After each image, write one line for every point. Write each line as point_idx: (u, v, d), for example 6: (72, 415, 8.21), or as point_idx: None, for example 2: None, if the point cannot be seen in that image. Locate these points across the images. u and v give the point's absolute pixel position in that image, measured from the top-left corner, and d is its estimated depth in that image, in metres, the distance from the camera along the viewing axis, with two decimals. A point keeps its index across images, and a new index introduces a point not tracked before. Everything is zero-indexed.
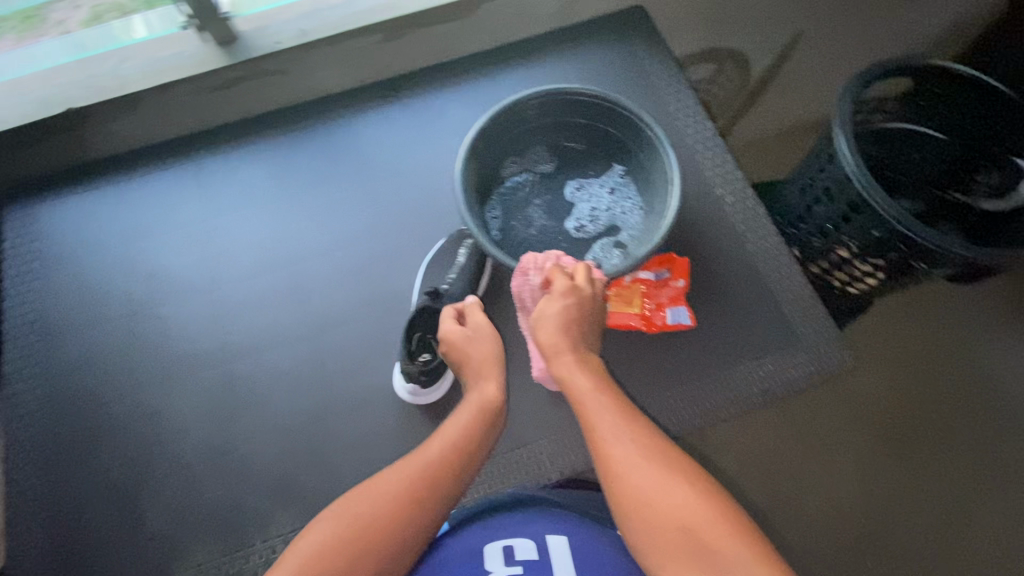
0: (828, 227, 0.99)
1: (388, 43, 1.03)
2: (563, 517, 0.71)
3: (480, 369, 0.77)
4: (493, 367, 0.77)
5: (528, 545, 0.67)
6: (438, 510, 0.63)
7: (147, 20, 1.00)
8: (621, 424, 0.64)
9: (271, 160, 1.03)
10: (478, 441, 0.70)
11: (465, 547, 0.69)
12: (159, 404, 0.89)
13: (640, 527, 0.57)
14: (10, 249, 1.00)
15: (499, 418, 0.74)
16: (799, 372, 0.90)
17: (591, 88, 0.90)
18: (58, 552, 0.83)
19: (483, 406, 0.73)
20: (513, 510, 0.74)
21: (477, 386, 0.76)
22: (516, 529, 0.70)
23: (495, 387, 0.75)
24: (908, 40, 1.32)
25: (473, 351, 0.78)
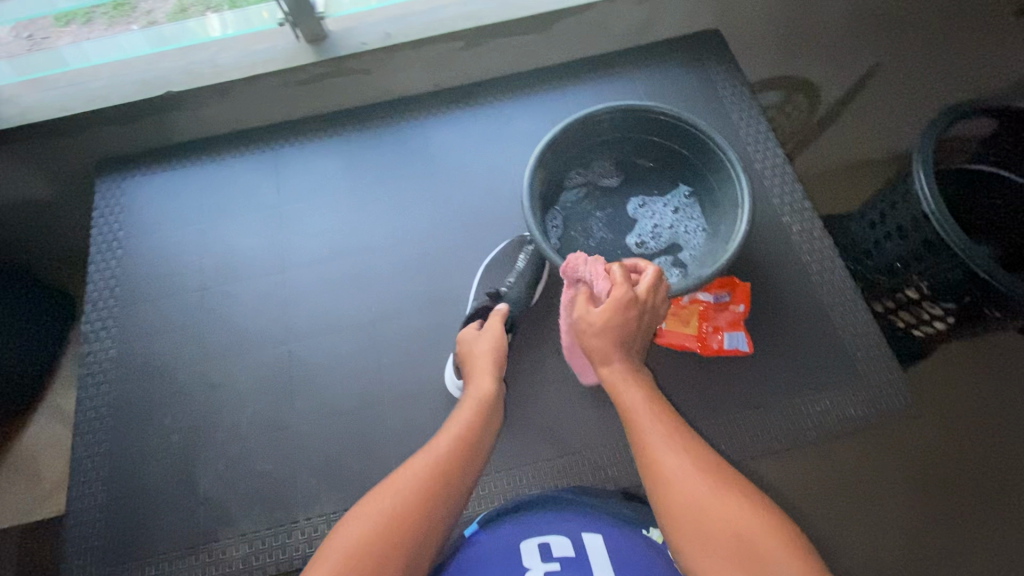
0: (897, 265, 0.96)
1: (468, 50, 1.06)
2: (593, 517, 0.73)
3: (477, 369, 0.78)
4: (491, 365, 0.78)
5: (564, 543, 0.69)
6: (452, 504, 0.63)
7: (223, 19, 1.02)
8: (670, 431, 0.62)
9: (345, 154, 1.08)
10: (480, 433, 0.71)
11: (501, 543, 0.71)
12: (221, 376, 0.93)
13: (691, 540, 0.56)
14: (99, 216, 1.06)
15: (497, 413, 0.75)
16: (861, 412, 0.87)
17: (665, 108, 0.91)
18: (115, 506, 0.87)
19: (481, 401, 0.74)
20: (545, 509, 0.76)
21: (474, 385, 0.77)
22: (549, 527, 0.72)
23: (489, 382, 0.76)
24: (988, 83, 1.28)
25: (473, 352, 0.81)
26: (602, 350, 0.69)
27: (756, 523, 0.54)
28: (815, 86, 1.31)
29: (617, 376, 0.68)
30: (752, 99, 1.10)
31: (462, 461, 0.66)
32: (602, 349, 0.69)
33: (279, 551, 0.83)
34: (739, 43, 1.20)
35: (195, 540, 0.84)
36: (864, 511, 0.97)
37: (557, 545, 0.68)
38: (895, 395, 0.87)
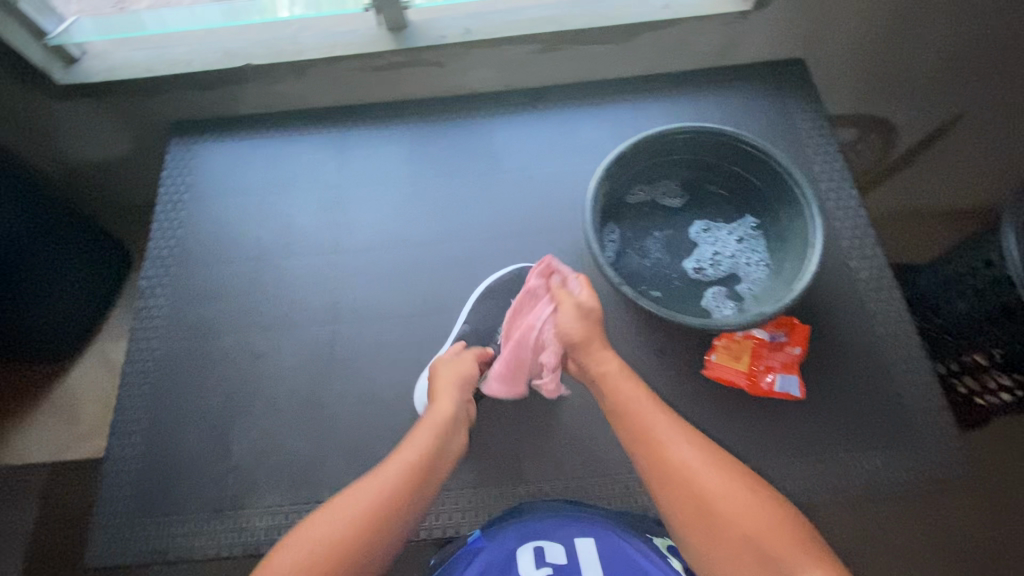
0: (968, 328, 0.91)
1: (544, 53, 1.05)
2: (591, 519, 0.75)
3: (440, 389, 0.79)
4: (457, 389, 0.79)
5: (558, 552, 0.71)
6: (404, 522, 0.66)
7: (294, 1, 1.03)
8: (675, 427, 0.70)
9: (410, 143, 1.08)
10: (436, 455, 0.72)
11: (500, 548, 0.73)
12: (265, 347, 0.95)
13: (709, 528, 0.62)
14: (168, 175, 1.09)
15: (457, 434, 0.76)
16: (912, 477, 0.82)
17: (745, 135, 0.89)
18: (151, 459, 0.89)
19: (438, 424, 0.74)
20: (544, 515, 0.77)
21: (433, 406, 0.77)
22: (547, 532, 0.74)
23: (448, 403, 0.77)
24: None
25: (437, 373, 0.81)
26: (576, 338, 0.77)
27: (765, 513, 0.61)
28: (893, 128, 1.26)
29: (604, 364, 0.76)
30: (830, 135, 1.06)
31: (411, 484, 0.68)
32: (586, 334, 0.77)
33: None
34: (823, 76, 1.15)
35: (222, 504, 0.86)
36: None
37: (552, 552, 0.72)
38: (953, 464, 0.82)
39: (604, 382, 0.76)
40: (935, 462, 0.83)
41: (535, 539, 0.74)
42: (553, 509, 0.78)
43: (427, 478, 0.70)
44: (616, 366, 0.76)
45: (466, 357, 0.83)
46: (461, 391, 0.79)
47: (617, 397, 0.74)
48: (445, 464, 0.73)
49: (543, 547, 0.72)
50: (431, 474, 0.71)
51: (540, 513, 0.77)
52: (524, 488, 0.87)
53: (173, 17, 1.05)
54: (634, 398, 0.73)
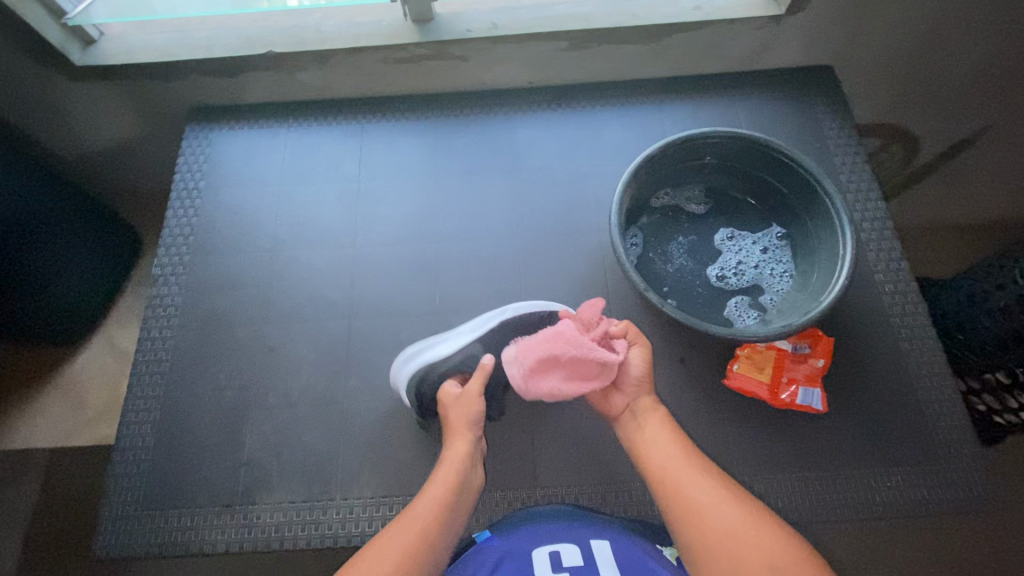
0: (992, 346, 0.90)
1: (571, 51, 1.03)
2: (605, 524, 0.74)
3: (453, 431, 0.76)
4: (468, 429, 0.76)
5: (575, 553, 0.69)
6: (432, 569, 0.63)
7: None
8: (695, 470, 0.65)
9: (432, 137, 1.07)
10: (457, 494, 0.70)
11: (513, 550, 0.71)
12: (280, 340, 0.93)
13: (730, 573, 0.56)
14: (184, 162, 1.07)
15: (473, 474, 0.74)
16: (934, 495, 0.81)
17: (777, 142, 0.87)
18: (162, 449, 0.88)
19: (456, 467, 0.72)
20: (557, 518, 0.75)
21: (448, 448, 0.75)
22: (561, 536, 0.72)
23: (463, 445, 0.74)
24: None
25: (448, 413, 0.77)
26: (635, 382, 0.74)
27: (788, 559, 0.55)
28: (918, 140, 1.24)
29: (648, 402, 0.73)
30: (858, 145, 1.04)
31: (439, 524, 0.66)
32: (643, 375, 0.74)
33: (313, 525, 0.82)
34: (852, 84, 1.13)
35: (233, 499, 0.85)
36: None
37: (568, 554, 0.69)
38: (977, 484, 0.81)
39: (636, 418, 0.73)
40: (956, 481, 0.82)
41: (550, 543, 0.71)
42: (564, 515, 0.76)
43: (454, 516, 0.69)
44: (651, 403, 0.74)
45: (477, 398, 0.77)
46: (475, 434, 0.76)
47: (645, 436, 0.70)
48: (468, 501, 0.72)
49: (559, 549, 0.70)
50: (457, 512, 0.69)
51: (551, 517, 0.75)
52: (539, 491, 0.86)
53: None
54: (656, 439, 0.69)
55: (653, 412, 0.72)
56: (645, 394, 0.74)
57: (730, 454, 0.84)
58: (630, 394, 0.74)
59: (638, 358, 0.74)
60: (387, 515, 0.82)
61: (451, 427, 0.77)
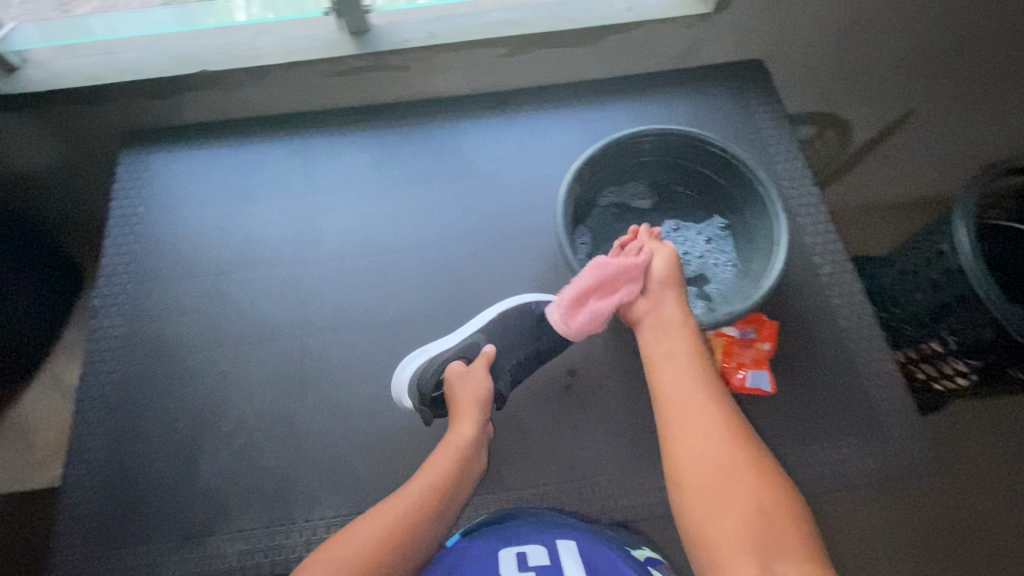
0: (926, 317, 0.95)
1: (510, 56, 1.04)
2: (570, 526, 0.75)
3: (460, 411, 0.80)
4: (474, 409, 0.80)
5: (541, 554, 0.69)
6: (422, 537, 0.69)
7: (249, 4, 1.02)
8: (708, 399, 0.68)
9: (378, 148, 1.06)
10: (457, 476, 0.75)
11: (480, 551, 0.71)
12: (232, 364, 0.91)
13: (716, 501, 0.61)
14: (121, 188, 1.03)
15: (478, 454, 0.78)
16: (879, 464, 0.85)
17: (712, 136, 0.90)
18: (112, 488, 0.84)
19: (459, 447, 0.77)
20: (525, 521, 0.76)
21: (454, 428, 0.79)
22: (529, 537, 0.73)
23: (469, 426, 0.79)
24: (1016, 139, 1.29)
25: (455, 395, 0.81)
26: (660, 288, 0.78)
27: (770, 500, 0.59)
28: (850, 126, 1.30)
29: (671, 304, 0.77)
30: (791, 134, 1.08)
31: (433, 504, 0.72)
32: (667, 279, 0.78)
33: (276, 550, 0.81)
34: (783, 76, 1.18)
35: (191, 531, 0.82)
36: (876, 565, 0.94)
37: (535, 555, 0.69)
38: (917, 450, 0.85)
39: (658, 326, 0.77)
40: (898, 449, 0.86)
41: (518, 543, 0.71)
42: (534, 517, 0.77)
43: (451, 498, 0.74)
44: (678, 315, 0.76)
45: (484, 376, 0.83)
46: (481, 416, 0.80)
47: (665, 350, 0.74)
48: (468, 483, 0.76)
49: (526, 550, 0.70)
50: (455, 494, 0.74)
51: (522, 519, 0.77)
52: (506, 494, 0.86)
53: (123, 21, 1.02)
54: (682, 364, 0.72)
55: (674, 318, 0.76)
56: (668, 296, 0.78)
57: None
58: (654, 296, 0.78)
59: (662, 264, 0.79)
60: None
61: (460, 405, 0.81)
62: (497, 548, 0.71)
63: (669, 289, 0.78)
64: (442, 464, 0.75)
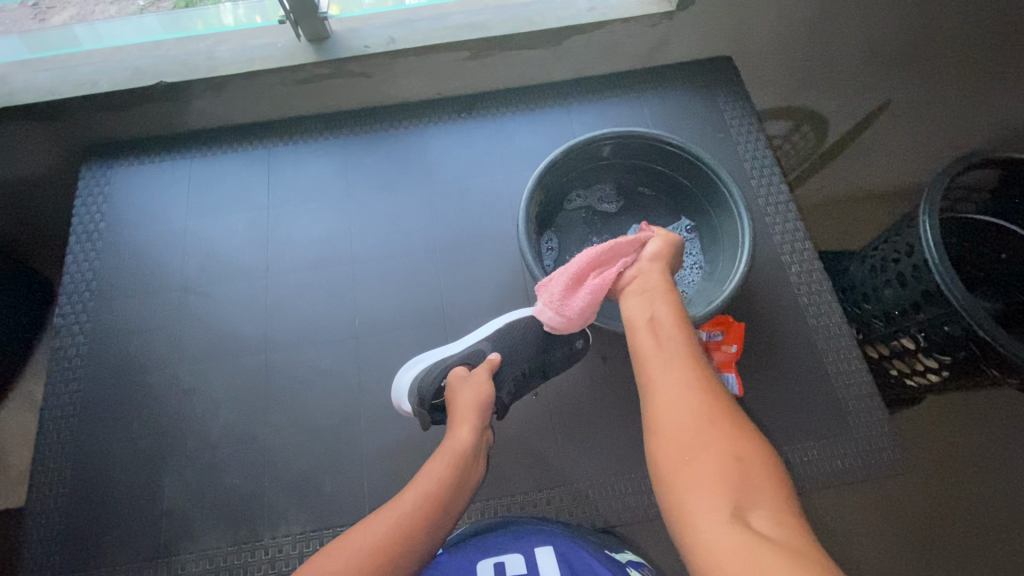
0: (896, 313, 0.94)
1: (473, 60, 1.03)
2: (546, 530, 0.74)
3: (458, 417, 0.75)
4: (475, 415, 0.75)
5: (519, 562, 0.69)
6: (417, 553, 0.60)
7: (235, 11, 0.98)
8: (687, 349, 0.60)
9: (341, 157, 1.05)
10: (453, 485, 0.67)
11: (458, 566, 0.70)
12: (195, 382, 0.90)
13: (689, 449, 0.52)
14: (81, 203, 1.02)
15: (476, 465, 0.71)
16: (848, 464, 0.85)
17: (675, 137, 0.89)
18: (76, 510, 0.84)
19: (456, 455, 0.70)
20: (503, 531, 0.76)
21: (451, 435, 0.73)
22: (505, 547, 0.72)
23: (467, 432, 0.73)
24: (988, 130, 1.29)
25: (455, 399, 0.77)
26: (650, 260, 0.71)
27: (748, 448, 0.51)
28: (825, 119, 1.29)
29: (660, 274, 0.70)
30: (758, 131, 1.07)
31: (432, 514, 0.63)
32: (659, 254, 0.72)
33: (242, 569, 0.80)
34: (752, 72, 1.17)
35: (155, 552, 0.81)
36: None
37: (512, 564, 0.69)
38: (886, 450, 0.85)
39: (641, 290, 0.68)
40: (867, 449, 0.86)
41: (495, 554, 0.71)
42: (511, 527, 0.77)
43: (448, 508, 0.65)
44: (662, 278, 0.69)
45: (486, 381, 0.79)
46: (480, 423, 0.75)
47: (647, 309, 0.65)
48: (465, 492, 0.69)
49: (503, 561, 0.69)
50: (450, 503, 0.66)
51: (498, 531, 0.76)
52: (474, 506, 0.86)
53: (104, 28, 0.99)
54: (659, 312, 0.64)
55: (659, 286, 0.68)
56: (656, 269, 0.70)
57: None
58: (640, 267, 0.71)
59: (658, 242, 0.73)
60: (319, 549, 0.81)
61: (457, 410, 0.76)
62: (474, 560, 0.70)
63: (659, 261, 0.71)
64: (435, 474, 0.67)
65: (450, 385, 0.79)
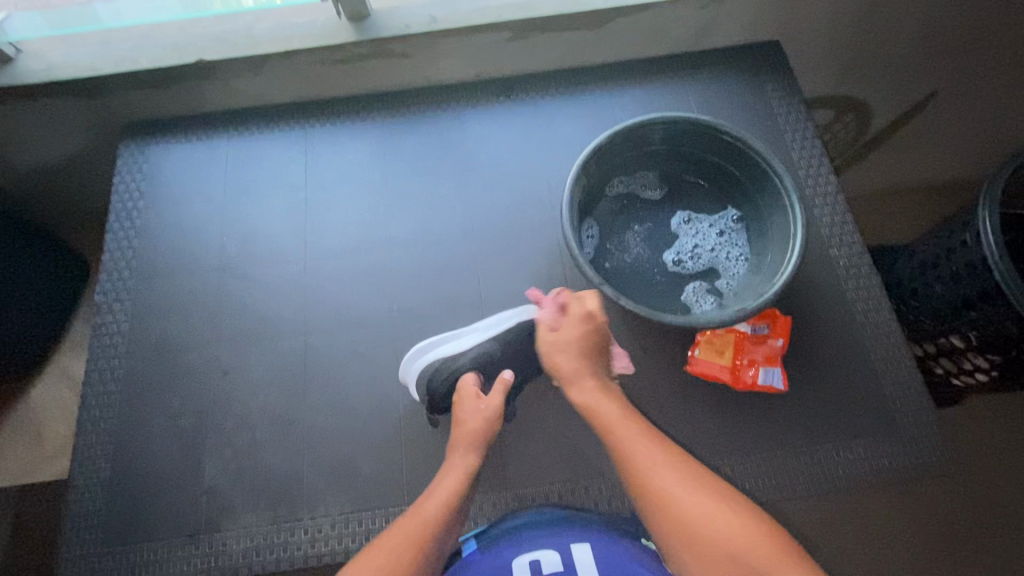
0: (946, 312, 0.90)
1: (515, 41, 1.01)
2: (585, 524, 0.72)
3: (462, 439, 0.77)
4: (480, 440, 0.77)
5: (554, 561, 0.67)
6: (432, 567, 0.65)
7: None
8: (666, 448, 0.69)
9: (377, 139, 1.04)
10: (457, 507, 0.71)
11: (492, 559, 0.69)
12: (234, 362, 0.91)
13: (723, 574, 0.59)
14: (120, 181, 1.02)
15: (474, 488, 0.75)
16: (894, 464, 0.83)
17: (726, 124, 0.86)
18: (120, 484, 0.85)
19: (461, 479, 0.73)
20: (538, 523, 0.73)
21: (455, 456, 0.76)
22: (539, 543, 0.69)
23: (469, 457, 0.76)
24: None
25: (461, 421, 0.78)
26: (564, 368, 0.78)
27: (747, 531, 0.60)
28: (870, 109, 1.24)
29: (589, 391, 0.75)
30: (807, 119, 1.04)
31: (441, 535, 0.67)
32: (570, 373, 0.76)
33: (281, 548, 0.81)
34: (800, 58, 1.13)
35: (196, 528, 0.82)
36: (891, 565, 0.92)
37: (548, 563, 0.67)
38: (934, 452, 0.83)
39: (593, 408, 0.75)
40: (913, 448, 0.84)
41: (529, 551, 0.69)
42: (545, 520, 0.73)
43: (458, 517, 0.70)
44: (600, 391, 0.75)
45: (497, 409, 0.78)
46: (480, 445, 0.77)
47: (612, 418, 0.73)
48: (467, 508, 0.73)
49: (539, 559, 0.67)
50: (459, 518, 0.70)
51: (529, 522, 0.73)
52: (510, 494, 0.85)
53: (128, 7, 0.97)
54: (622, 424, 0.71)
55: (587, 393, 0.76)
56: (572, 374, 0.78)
57: (694, 440, 0.84)
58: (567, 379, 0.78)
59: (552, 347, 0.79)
60: (357, 530, 0.81)
61: (459, 433, 0.77)
62: (508, 556, 0.69)
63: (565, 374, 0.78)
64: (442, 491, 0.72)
65: (458, 405, 0.79)
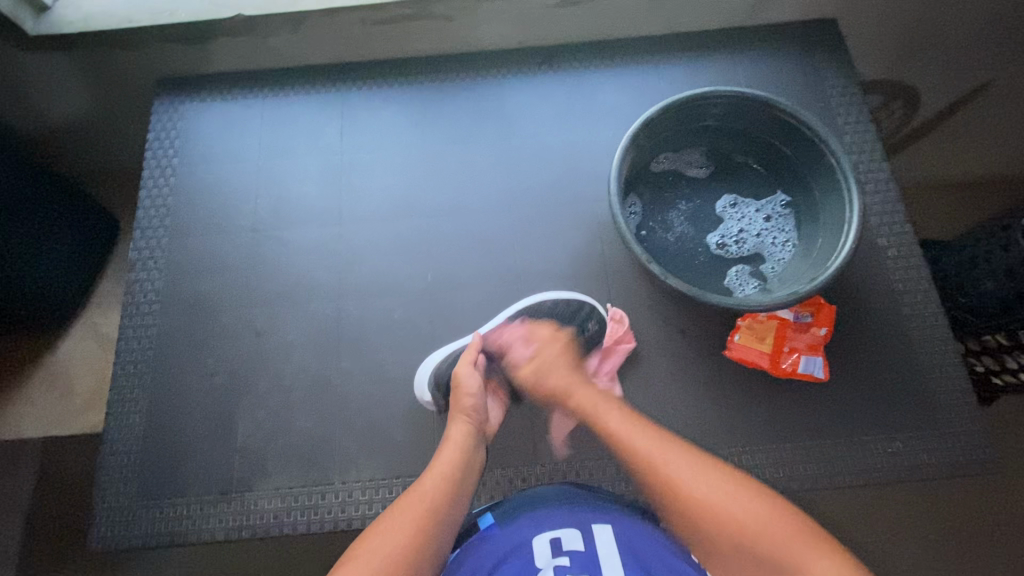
0: (994, 310, 0.87)
1: (561, 7, 0.97)
2: (606, 506, 0.70)
3: (453, 411, 0.78)
4: (467, 411, 0.78)
5: (576, 541, 0.66)
6: (441, 530, 0.66)
7: None
8: (684, 447, 0.69)
9: (415, 103, 1.01)
10: (456, 477, 0.71)
11: (513, 539, 0.67)
12: (268, 324, 0.90)
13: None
14: (155, 137, 1.00)
15: (478, 457, 0.75)
16: (934, 459, 0.81)
17: (782, 101, 0.83)
18: (154, 438, 0.85)
19: (456, 448, 0.74)
20: (556, 500, 0.70)
21: (448, 431, 0.77)
22: (559, 520, 0.68)
23: (458, 427, 0.76)
24: None
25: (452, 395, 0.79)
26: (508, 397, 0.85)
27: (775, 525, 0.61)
28: (919, 98, 1.19)
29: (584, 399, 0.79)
30: (862, 103, 1.00)
31: (442, 504, 0.68)
32: (558, 388, 0.81)
33: (313, 510, 0.81)
34: (857, 36, 1.08)
35: (229, 486, 0.83)
36: (918, 562, 0.91)
37: (569, 541, 0.66)
38: (975, 450, 0.81)
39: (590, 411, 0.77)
40: (955, 445, 0.82)
41: (549, 529, 0.67)
42: (566, 495, 0.70)
43: (463, 486, 0.71)
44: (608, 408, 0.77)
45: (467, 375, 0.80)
46: (473, 414, 0.78)
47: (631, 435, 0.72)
48: (475, 477, 0.73)
49: (559, 536, 0.66)
50: (467, 483, 0.71)
51: (547, 498, 0.70)
52: (540, 468, 0.82)
53: None
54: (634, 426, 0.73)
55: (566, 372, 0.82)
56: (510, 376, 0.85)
57: (730, 425, 0.83)
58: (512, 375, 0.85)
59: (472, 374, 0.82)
60: (387, 497, 0.82)
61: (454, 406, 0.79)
62: (529, 534, 0.67)
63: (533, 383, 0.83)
64: (441, 463, 0.72)
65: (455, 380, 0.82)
